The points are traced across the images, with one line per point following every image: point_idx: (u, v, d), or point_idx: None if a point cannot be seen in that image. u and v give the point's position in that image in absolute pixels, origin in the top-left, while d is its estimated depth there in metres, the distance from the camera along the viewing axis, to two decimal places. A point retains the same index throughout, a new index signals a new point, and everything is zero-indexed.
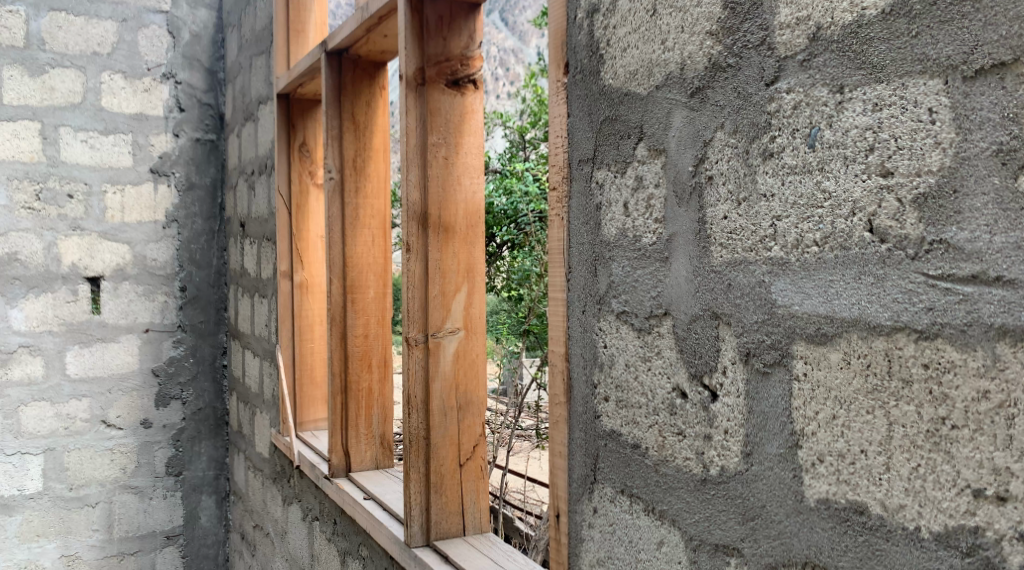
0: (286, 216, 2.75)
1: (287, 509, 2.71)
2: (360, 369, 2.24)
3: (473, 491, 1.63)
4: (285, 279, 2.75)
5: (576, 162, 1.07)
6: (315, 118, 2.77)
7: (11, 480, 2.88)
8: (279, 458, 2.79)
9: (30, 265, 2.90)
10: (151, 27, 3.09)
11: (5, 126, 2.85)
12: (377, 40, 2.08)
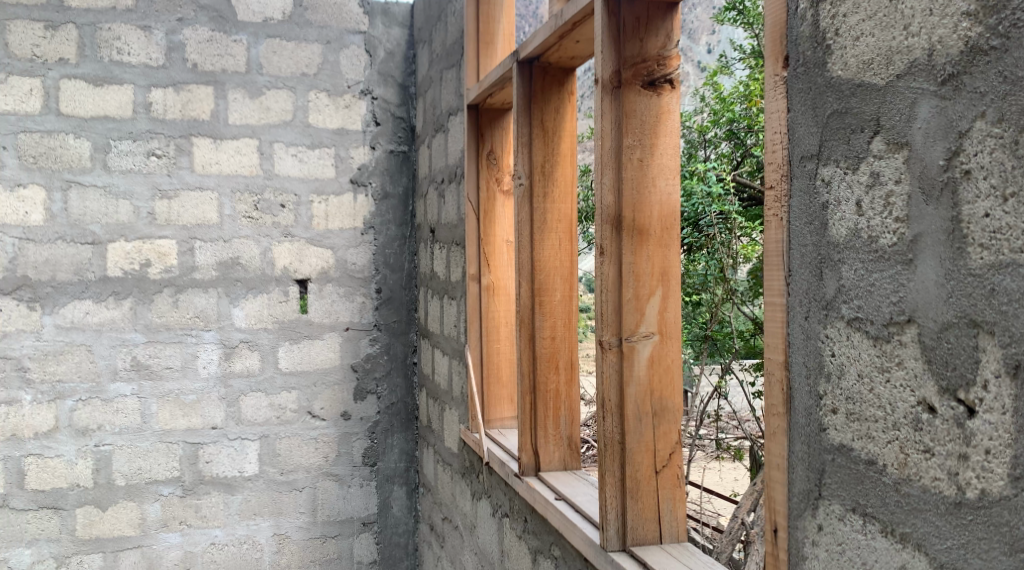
0: (475, 222, 2.89)
1: (477, 504, 2.84)
2: (548, 370, 2.32)
3: (669, 499, 1.67)
4: (474, 282, 2.90)
5: (798, 159, 1.10)
6: (503, 128, 2.89)
7: (233, 462, 3.19)
8: (468, 454, 2.94)
9: (249, 268, 3.20)
10: (351, 47, 3.32)
11: (230, 144, 3.16)
12: (570, 46, 2.16)
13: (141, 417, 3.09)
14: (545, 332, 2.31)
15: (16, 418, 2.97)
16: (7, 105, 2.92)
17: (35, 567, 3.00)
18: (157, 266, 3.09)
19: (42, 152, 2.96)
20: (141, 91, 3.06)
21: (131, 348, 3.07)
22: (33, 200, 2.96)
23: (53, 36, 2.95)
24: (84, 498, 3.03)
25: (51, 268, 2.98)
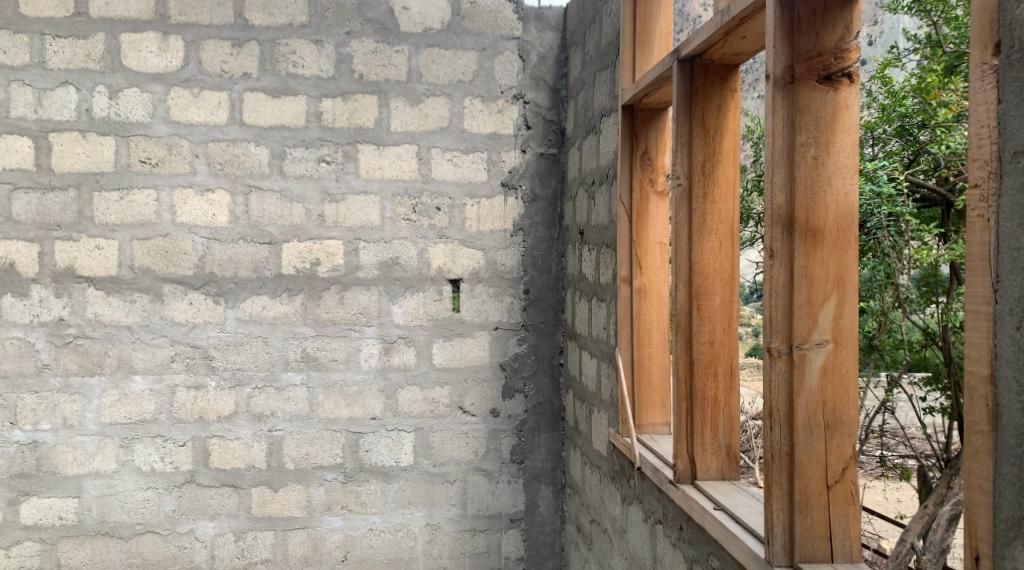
0: (628, 223, 2.90)
1: (627, 508, 2.86)
2: (706, 377, 2.31)
3: (842, 516, 1.66)
4: (625, 283, 2.91)
5: (1010, 154, 1.11)
6: (659, 128, 2.90)
7: (390, 452, 3.36)
8: (618, 458, 2.96)
9: (408, 267, 3.35)
10: (506, 53, 3.41)
11: (391, 150, 3.33)
12: (736, 42, 2.17)
13: (309, 405, 3.30)
14: (702, 338, 2.30)
15: (202, 402, 3.23)
16: (199, 116, 3.19)
17: (217, 539, 3.26)
18: (326, 264, 3.29)
19: (228, 159, 3.22)
20: (313, 102, 3.27)
21: (301, 341, 3.29)
22: (219, 203, 3.22)
23: (239, 52, 3.21)
24: (258, 478, 3.28)
25: (234, 265, 3.23)
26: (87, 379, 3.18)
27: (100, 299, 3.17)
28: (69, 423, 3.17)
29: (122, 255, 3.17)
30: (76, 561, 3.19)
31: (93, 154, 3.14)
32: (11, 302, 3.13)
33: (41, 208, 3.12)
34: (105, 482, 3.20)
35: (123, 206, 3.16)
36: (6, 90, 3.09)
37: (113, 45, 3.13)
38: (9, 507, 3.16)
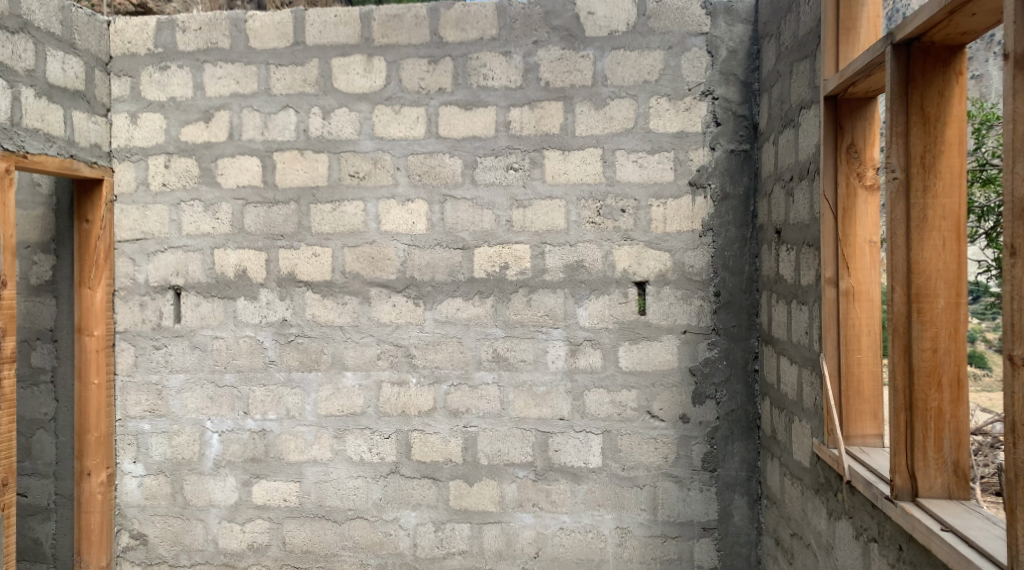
0: (833, 220, 2.75)
1: (834, 524, 2.73)
2: (927, 386, 2.28)
3: None
4: (830, 285, 2.75)
5: None
6: (866, 117, 2.73)
7: (579, 453, 3.41)
8: (822, 469, 2.82)
9: (593, 270, 3.40)
10: (693, 50, 3.37)
11: (576, 154, 3.39)
12: (961, 20, 2.14)
13: (501, 404, 3.42)
14: (924, 343, 2.28)
15: (405, 398, 3.42)
16: (400, 131, 3.41)
17: (419, 528, 3.43)
18: (514, 268, 3.40)
19: (426, 170, 3.41)
20: (503, 111, 3.39)
21: (492, 341, 3.41)
22: (418, 212, 3.41)
23: (434, 69, 3.39)
24: (456, 472, 3.43)
25: (431, 270, 3.41)
26: (307, 374, 3.42)
27: (317, 302, 3.42)
28: (291, 414, 3.42)
29: (335, 261, 3.41)
30: (298, 540, 3.43)
31: (310, 169, 3.41)
32: (245, 304, 3.42)
33: (268, 220, 3.41)
34: (321, 470, 3.43)
35: (335, 217, 3.41)
36: (239, 116, 3.41)
37: (326, 69, 3.40)
38: (243, 488, 3.43)
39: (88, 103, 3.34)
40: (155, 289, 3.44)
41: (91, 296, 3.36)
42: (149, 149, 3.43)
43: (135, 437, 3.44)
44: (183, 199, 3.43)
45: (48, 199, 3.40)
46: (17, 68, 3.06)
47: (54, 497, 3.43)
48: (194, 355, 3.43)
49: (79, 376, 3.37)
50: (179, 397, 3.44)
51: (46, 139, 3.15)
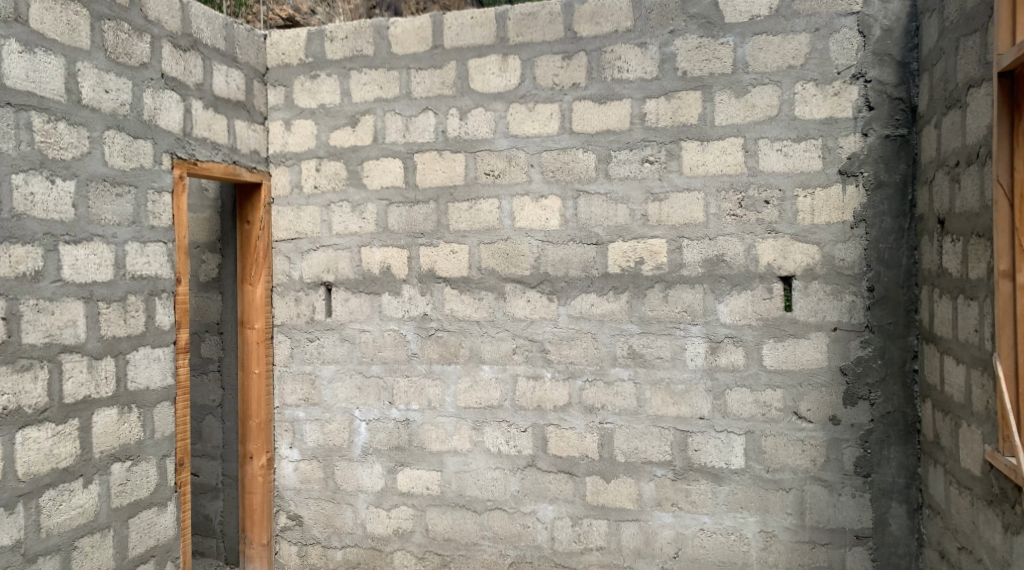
0: (1008, 208, 2.51)
1: (1011, 539, 2.50)
2: None
3: None
4: (1005, 279, 2.52)
5: None
6: None
7: (720, 453, 3.32)
8: (995, 480, 2.59)
9: (734, 265, 3.30)
10: (842, 31, 3.20)
11: (716, 145, 3.30)
12: None
13: (637, 401, 3.38)
14: None
15: (541, 392, 3.44)
16: (534, 128, 3.43)
17: (556, 522, 3.45)
18: (650, 263, 3.36)
19: (560, 166, 3.42)
20: (638, 104, 3.36)
21: (628, 338, 3.38)
22: (552, 208, 3.42)
23: (569, 64, 3.40)
24: (592, 468, 3.42)
25: (565, 266, 3.42)
26: (446, 366, 3.51)
27: (455, 297, 3.50)
28: (432, 405, 3.52)
29: (472, 257, 3.48)
30: (440, 527, 3.53)
31: (448, 169, 3.50)
32: (389, 299, 3.55)
33: (410, 219, 3.53)
34: (461, 460, 3.50)
35: (472, 215, 3.48)
36: (382, 120, 3.55)
37: (463, 71, 3.48)
38: (389, 475, 3.56)
39: (248, 112, 3.56)
40: (309, 285, 3.63)
41: (251, 292, 3.61)
42: (302, 154, 3.64)
43: (291, 424, 3.65)
44: (332, 200, 3.61)
45: (215, 202, 3.75)
46: (189, 83, 3.28)
47: (221, 478, 3.74)
48: (344, 347, 3.60)
49: (242, 366, 3.63)
50: (330, 387, 3.61)
51: (213, 147, 3.38)
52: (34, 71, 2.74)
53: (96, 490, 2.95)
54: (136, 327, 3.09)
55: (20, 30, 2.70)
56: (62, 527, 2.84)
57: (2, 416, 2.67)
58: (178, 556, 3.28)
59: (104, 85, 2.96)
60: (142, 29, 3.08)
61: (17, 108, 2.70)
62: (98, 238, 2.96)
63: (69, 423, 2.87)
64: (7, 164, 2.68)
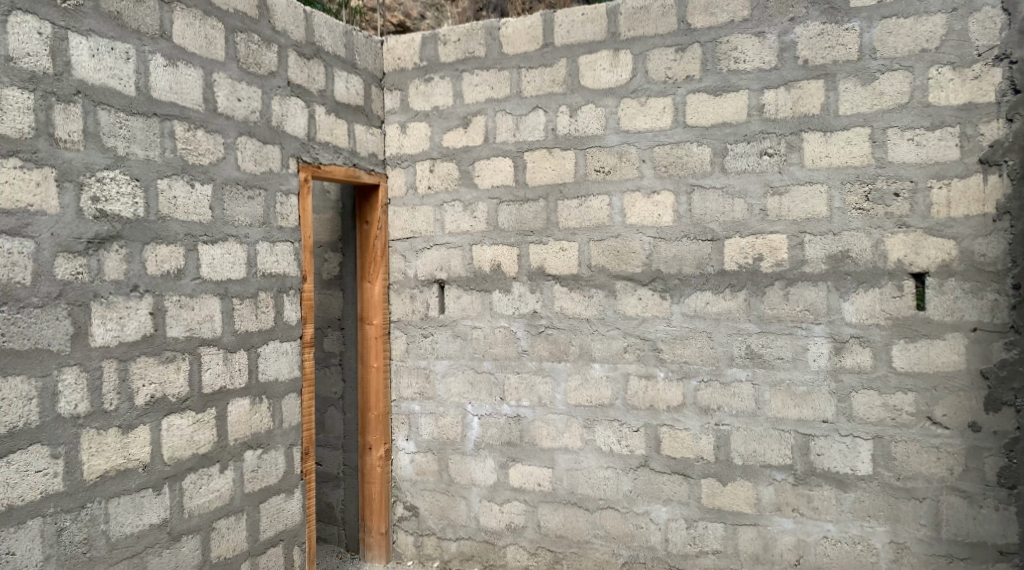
0: None
1: None
2: None
3: None
4: None
5: None
6: None
7: (845, 459, 3.17)
8: None
9: (861, 261, 3.14)
10: (983, 10, 2.99)
11: (841, 135, 3.15)
12: None
13: (755, 403, 3.27)
14: None
15: (654, 391, 3.39)
16: (646, 123, 3.38)
17: (670, 524, 3.38)
18: (769, 260, 3.24)
19: (672, 161, 3.35)
20: (756, 95, 3.25)
21: (746, 337, 3.28)
22: (665, 204, 3.36)
23: (683, 57, 3.33)
24: (707, 470, 3.33)
25: (679, 262, 3.35)
26: (557, 364, 3.51)
27: (564, 295, 3.49)
28: (543, 402, 3.53)
29: (581, 255, 3.47)
30: (552, 524, 3.53)
31: (559, 166, 3.50)
32: (500, 297, 3.58)
33: (520, 217, 3.55)
34: (573, 458, 3.50)
35: (582, 212, 3.47)
36: (494, 119, 3.58)
37: (574, 68, 3.47)
38: (501, 470, 3.60)
39: (366, 116, 3.68)
40: (424, 283, 3.72)
41: (370, 289, 3.74)
42: (417, 156, 3.72)
43: (407, 417, 3.75)
44: (445, 199, 3.67)
45: (335, 203, 3.94)
46: (312, 90, 3.41)
47: (343, 467, 3.90)
48: (457, 343, 3.66)
49: (362, 360, 3.77)
50: (444, 381, 3.68)
51: (335, 151, 3.51)
52: (175, 83, 2.92)
53: (231, 475, 3.10)
54: (267, 322, 3.23)
55: (164, 45, 2.89)
56: (202, 509, 3.00)
57: (151, 403, 2.84)
58: (304, 541, 3.41)
59: (238, 93, 3.12)
60: (270, 39, 3.23)
61: (162, 118, 2.89)
62: (233, 238, 3.10)
63: (207, 411, 3.02)
64: (154, 170, 2.86)
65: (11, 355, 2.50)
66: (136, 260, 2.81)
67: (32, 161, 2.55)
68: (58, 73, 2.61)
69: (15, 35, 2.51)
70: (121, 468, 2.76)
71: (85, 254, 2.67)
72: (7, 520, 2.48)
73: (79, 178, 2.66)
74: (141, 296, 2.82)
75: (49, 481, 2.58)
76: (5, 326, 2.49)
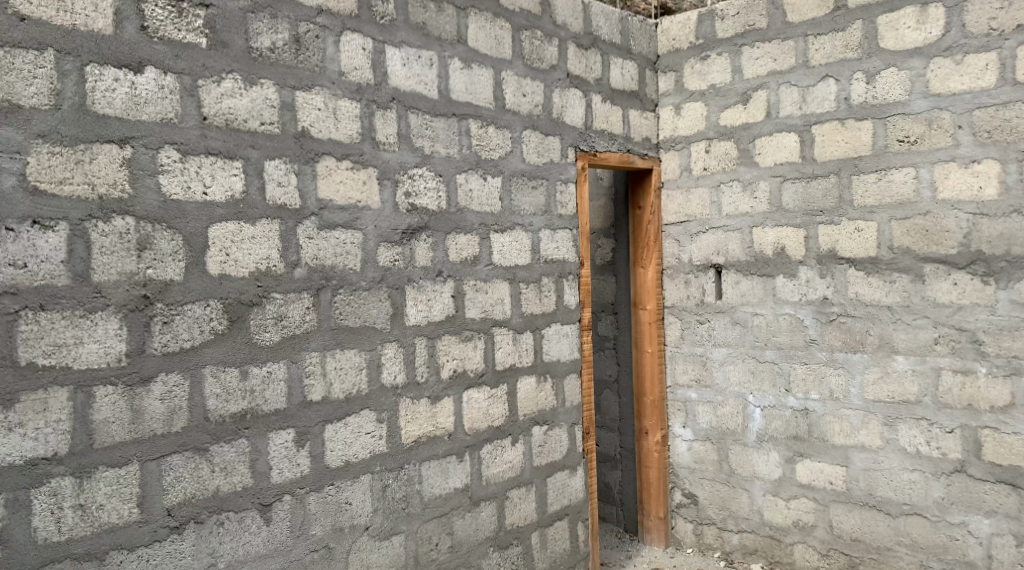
0: None
1: None
2: None
3: None
4: None
5: None
6: None
7: None
8: None
9: None
10: None
11: None
12: None
13: None
14: None
15: (972, 389, 3.00)
16: (962, 84, 2.99)
17: (994, 539, 2.98)
18: None
19: (997, 125, 2.93)
20: None
21: None
22: (987, 174, 2.95)
23: (1010, 4, 2.89)
24: None
25: (1006, 242, 2.92)
26: (851, 355, 3.24)
27: (861, 280, 3.21)
28: (835, 396, 3.29)
29: (881, 236, 3.16)
30: (847, 526, 3.29)
31: (853, 140, 3.22)
32: (784, 282, 3.39)
33: (807, 195, 3.33)
34: (871, 457, 3.22)
35: (882, 187, 3.16)
36: (777, 93, 3.39)
37: (871, 30, 3.17)
38: (787, 465, 3.42)
39: (641, 101, 3.68)
40: (699, 268, 3.64)
41: (643, 274, 3.76)
42: (692, 137, 3.64)
43: (683, 404, 3.71)
44: (722, 180, 3.55)
45: (608, 189, 4.00)
46: (590, 79, 3.47)
47: (619, 450, 3.96)
48: (736, 330, 3.53)
49: (636, 345, 3.80)
50: (722, 369, 3.58)
51: (610, 138, 3.55)
52: (471, 84, 3.07)
53: (522, 448, 3.25)
54: (549, 305, 3.36)
55: (461, 49, 3.04)
56: (498, 478, 3.15)
57: (454, 377, 3.01)
58: (587, 518, 3.52)
59: (523, 89, 3.24)
60: (552, 34, 3.34)
61: (459, 117, 3.04)
62: (519, 227, 3.24)
63: (500, 387, 3.17)
64: (454, 165, 3.02)
65: (348, 331, 2.70)
66: (441, 249, 2.97)
67: (360, 163, 2.74)
68: (378, 82, 2.80)
69: (345, 52, 2.71)
70: (431, 434, 2.94)
71: (402, 244, 2.85)
72: (346, 474, 2.68)
73: (395, 176, 2.84)
74: (444, 281, 2.98)
75: (376, 443, 2.77)
76: (343, 305, 2.68)
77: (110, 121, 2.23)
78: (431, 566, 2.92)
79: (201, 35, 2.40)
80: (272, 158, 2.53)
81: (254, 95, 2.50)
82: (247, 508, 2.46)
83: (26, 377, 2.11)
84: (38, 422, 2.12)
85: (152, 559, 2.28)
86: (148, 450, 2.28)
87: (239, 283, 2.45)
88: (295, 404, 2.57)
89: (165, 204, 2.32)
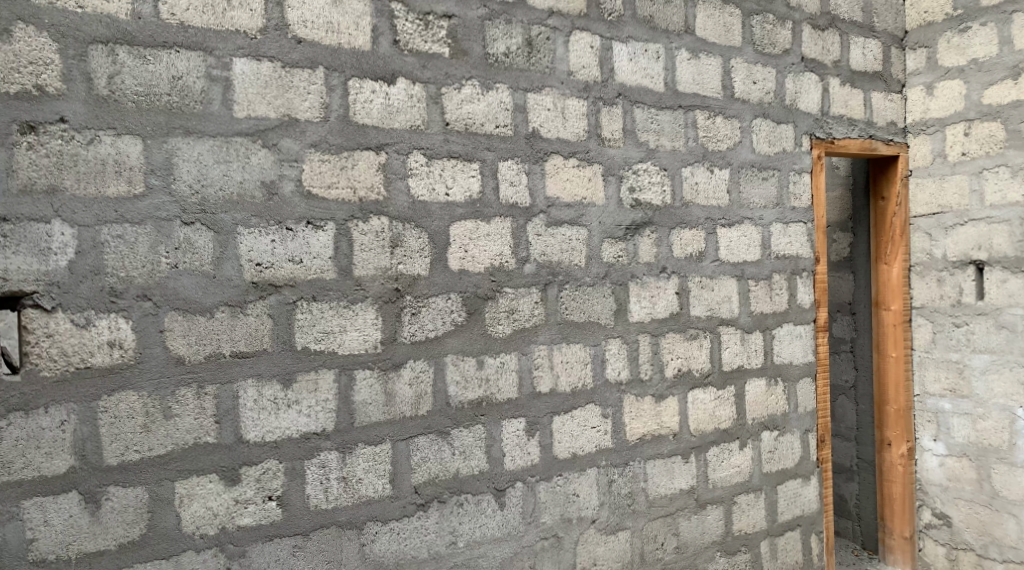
0: None
1: None
2: None
3: None
4: None
5: None
6: None
7: None
8: None
9: None
10: None
11: None
12: None
13: None
14: None
15: None
16: None
17: None
18: None
19: None
20: None
21: None
22: None
23: None
24: None
25: None
26: None
27: None
28: None
29: None
30: None
31: None
32: None
33: None
34: None
35: None
36: None
37: None
38: None
39: (886, 82, 3.43)
40: (955, 265, 3.34)
41: (888, 272, 3.51)
42: (947, 120, 3.36)
43: (935, 415, 3.41)
44: (985, 166, 3.24)
45: (845, 179, 3.78)
46: (827, 62, 3.29)
47: (856, 460, 3.72)
48: (1002, 335, 3.20)
49: (878, 349, 3.56)
50: (984, 378, 3.26)
51: (850, 124, 3.34)
52: (698, 74, 3.01)
53: (751, 452, 3.14)
54: (781, 304, 3.22)
55: (688, 39, 2.99)
56: (725, 482, 3.07)
57: (678, 376, 2.97)
58: (822, 530, 3.34)
59: (753, 76, 3.13)
60: (785, 17, 3.19)
61: (686, 109, 2.99)
62: (748, 221, 3.14)
63: (727, 388, 3.09)
64: (679, 159, 2.97)
65: (574, 326, 2.75)
66: (665, 244, 2.94)
67: (586, 160, 2.78)
68: (604, 79, 2.82)
69: (574, 51, 2.76)
70: (656, 432, 2.92)
71: (625, 239, 2.86)
72: (573, 466, 2.73)
73: (620, 172, 2.85)
74: (669, 277, 2.95)
75: (602, 438, 2.79)
76: (569, 301, 2.74)
77: (368, 130, 2.42)
78: (657, 565, 2.91)
79: (443, 45, 2.54)
80: (505, 159, 2.63)
81: (490, 99, 2.60)
82: (483, 492, 2.57)
83: (302, 359, 2.32)
84: (310, 400, 2.33)
85: (402, 533, 2.45)
86: (398, 431, 2.45)
87: (475, 278, 2.57)
88: (525, 395, 2.66)
89: (413, 205, 2.48)
